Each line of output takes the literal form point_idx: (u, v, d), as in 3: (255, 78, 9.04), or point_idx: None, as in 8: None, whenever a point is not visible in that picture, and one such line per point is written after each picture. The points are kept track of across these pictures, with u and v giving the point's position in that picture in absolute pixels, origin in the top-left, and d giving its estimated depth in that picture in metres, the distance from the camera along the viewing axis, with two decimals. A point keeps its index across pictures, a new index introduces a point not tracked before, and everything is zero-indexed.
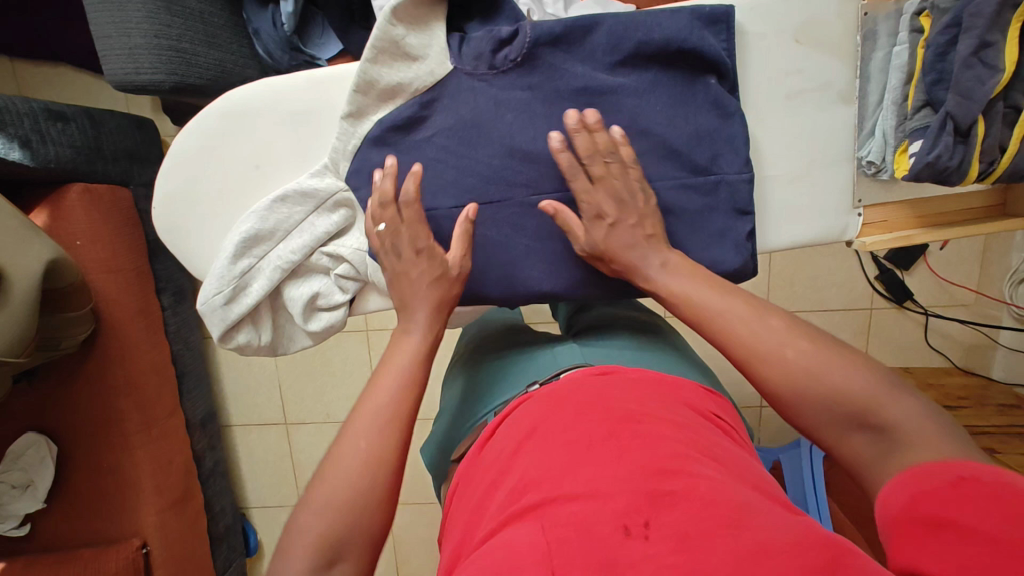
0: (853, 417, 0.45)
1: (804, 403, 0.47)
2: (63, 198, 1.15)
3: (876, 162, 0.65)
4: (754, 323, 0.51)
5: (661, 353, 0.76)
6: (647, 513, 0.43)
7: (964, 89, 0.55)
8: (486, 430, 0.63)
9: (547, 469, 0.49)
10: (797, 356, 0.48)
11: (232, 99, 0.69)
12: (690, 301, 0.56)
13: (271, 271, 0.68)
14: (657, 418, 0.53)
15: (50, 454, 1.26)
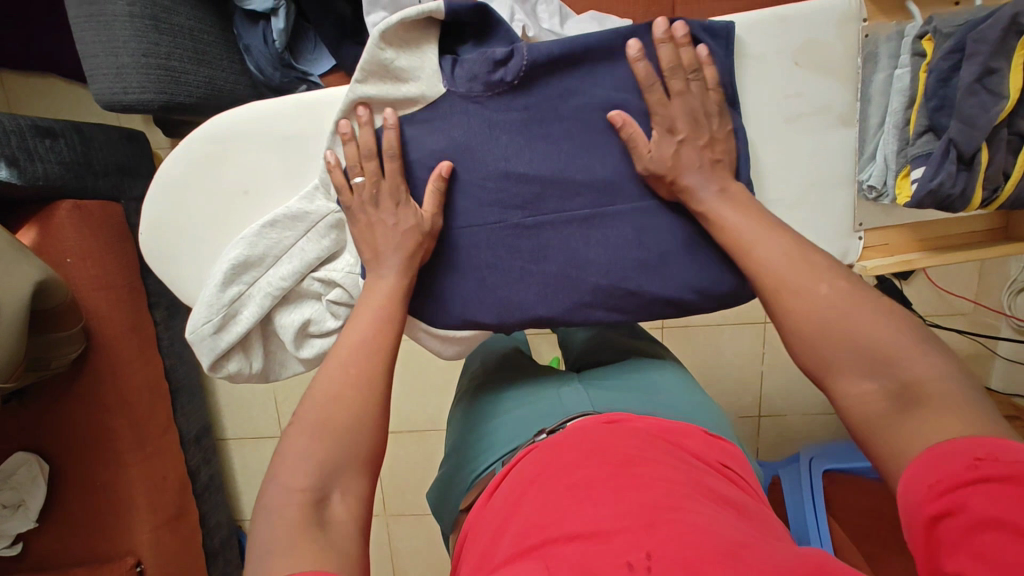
0: (873, 359, 0.45)
1: (821, 340, 0.48)
2: (52, 215, 1.13)
3: (877, 187, 0.63)
4: (784, 256, 0.52)
5: (667, 393, 0.75)
6: (647, 546, 0.42)
7: (967, 116, 0.54)
8: (491, 484, 0.62)
9: (548, 512, 0.49)
10: (830, 292, 0.48)
11: (219, 125, 0.68)
12: (724, 227, 0.56)
13: (261, 298, 0.65)
14: (658, 463, 0.53)
15: (42, 473, 1.24)
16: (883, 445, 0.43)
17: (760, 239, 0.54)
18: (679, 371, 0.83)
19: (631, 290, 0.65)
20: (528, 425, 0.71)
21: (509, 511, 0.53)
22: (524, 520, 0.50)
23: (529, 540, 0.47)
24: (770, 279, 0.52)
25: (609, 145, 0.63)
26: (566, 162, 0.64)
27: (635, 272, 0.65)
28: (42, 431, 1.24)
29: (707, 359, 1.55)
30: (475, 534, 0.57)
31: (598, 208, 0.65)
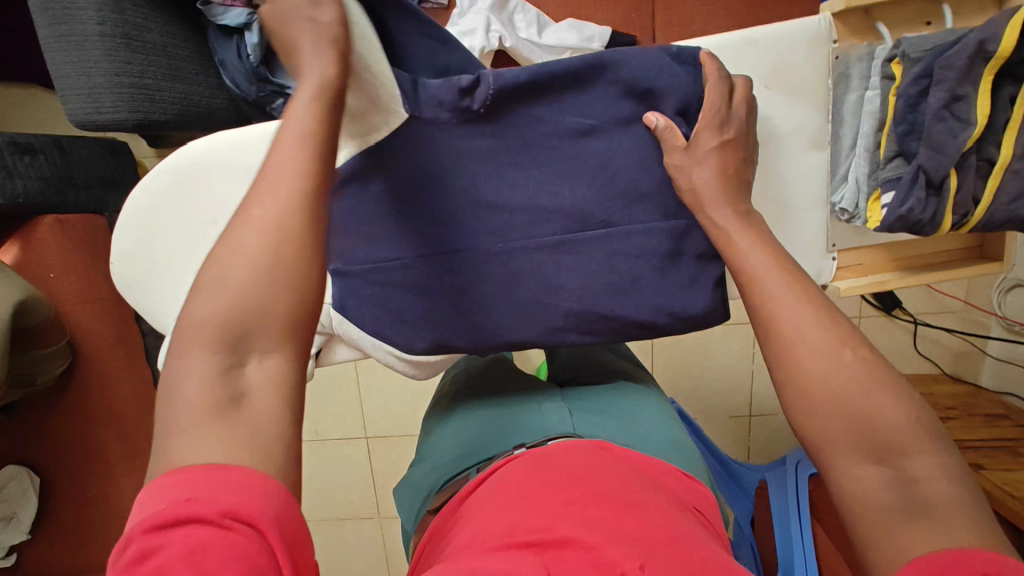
0: (883, 445, 0.42)
1: (826, 408, 0.44)
2: (34, 230, 1.14)
3: (848, 210, 0.63)
4: (803, 313, 0.47)
5: (647, 420, 0.76)
6: (642, 559, 0.44)
7: (936, 143, 0.53)
8: (468, 486, 0.62)
9: (539, 518, 0.49)
10: (853, 361, 0.45)
11: (188, 155, 0.67)
12: (737, 262, 0.53)
13: None
14: (645, 492, 0.53)
15: (33, 485, 1.24)
16: (875, 536, 0.40)
17: (775, 289, 0.49)
18: (662, 403, 0.83)
19: (601, 314, 0.64)
20: (505, 438, 0.71)
21: (492, 513, 0.53)
22: (504, 526, 0.50)
23: (520, 537, 0.48)
24: (783, 335, 0.47)
25: (581, 168, 0.64)
26: (535, 186, 0.64)
27: (606, 296, 0.64)
28: (32, 444, 1.25)
29: (697, 360, 1.55)
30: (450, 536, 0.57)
31: (568, 233, 0.64)
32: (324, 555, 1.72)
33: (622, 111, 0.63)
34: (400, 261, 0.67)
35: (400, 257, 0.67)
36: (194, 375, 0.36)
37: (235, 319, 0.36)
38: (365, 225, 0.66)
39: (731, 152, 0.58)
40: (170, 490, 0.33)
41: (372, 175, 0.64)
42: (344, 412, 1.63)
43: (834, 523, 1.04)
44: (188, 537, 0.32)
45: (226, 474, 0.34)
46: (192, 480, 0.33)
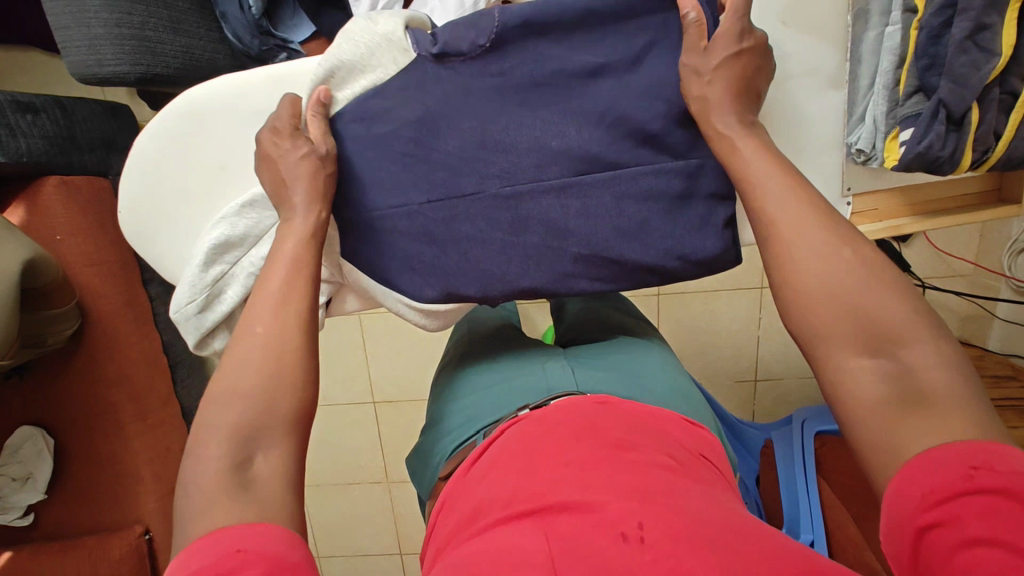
0: (882, 336, 0.45)
1: (822, 303, 0.47)
2: (39, 193, 1.14)
3: (865, 150, 0.62)
4: (802, 218, 0.50)
5: (652, 372, 0.76)
6: (641, 516, 0.44)
7: (958, 76, 0.52)
8: (474, 453, 0.63)
9: (540, 482, 0.50)
10: (852, 258, 0.48)
11: (194, 101, 0.66)
12: (742, 169, 0.54)
13: (245, 277, 0.65)
14: (643, 446, 0.53)
15: (48, 446, 1.26)
16: (868, 422, 0.44)
17: (776, 199, 0.52)
18: (665, 355, 0.82)
19: (610, 259, 0.64)
20: (510, 399, 0.71)
21: (497, 478, 0.54)
22: (507, 489, 0.51)
23: (522, 507, 0.48)
24: (784, 239, 0.50)
25: (589, 107, 0.62)
26: (542, 129, 0.63)
27: (615, 240, 0.64)
28: (45, 405, 1.26)
29: (703, 325, 1.55)
30: (455, 501, 0.58)
31: (576, 175, 0.63)
32: (334, 519, 1.75)
33: (631, 53, 0.61)
34: (409, 207, 0.66)
35: (409, 203, 0.66)
36: (215, 466, 0.47)
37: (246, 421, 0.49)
38: (372, 171, 0.67)
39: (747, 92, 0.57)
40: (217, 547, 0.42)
41: (384, 115, 0.65)
42: (352, 379, 1.64)
43: (839, 479, 1.05)
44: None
45: (260, 531, 0.44)
46: (238, 535, 0.43)
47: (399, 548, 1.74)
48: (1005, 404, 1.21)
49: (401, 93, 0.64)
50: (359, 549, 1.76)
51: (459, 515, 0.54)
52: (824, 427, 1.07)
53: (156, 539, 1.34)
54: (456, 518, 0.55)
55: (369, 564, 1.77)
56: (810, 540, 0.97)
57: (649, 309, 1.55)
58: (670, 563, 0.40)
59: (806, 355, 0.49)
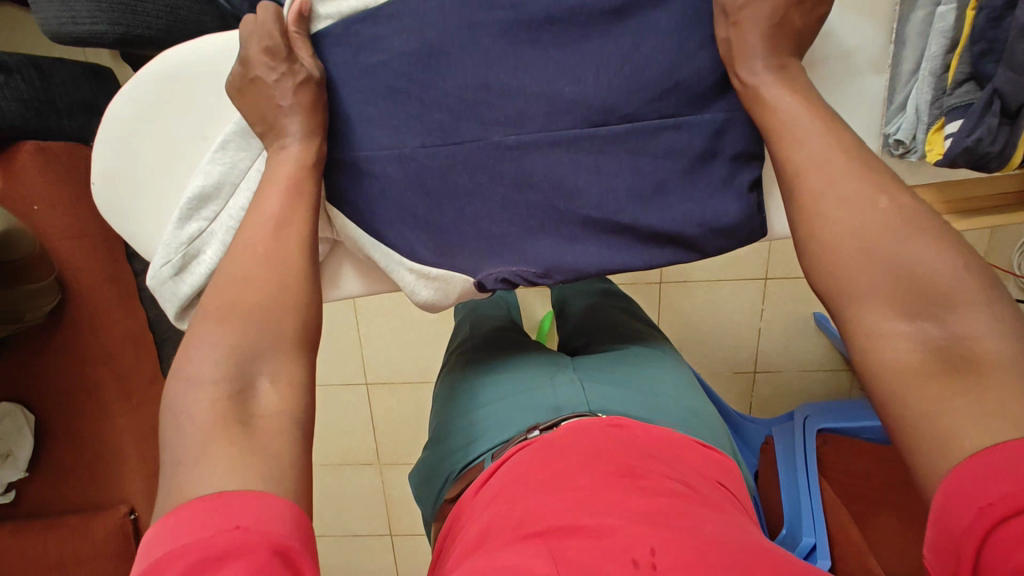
0: (921, 294, 0.42)
1: (852, 263, 0.45)
2: (13, 159, 1.07)
3: (904, 142, 0.58)
4: (835, 173, 0.47)
5: (666, 387, 0.72)
6: (653, 541, 0.41)
7: (1018, 64, 0.49)
8: (482, 475, 0.59)
9: (549, 506, 0.46)
10: (887, 209, 0.45)
11: (168, 60, 0.60)
12: (772, 122, 0.52)
13: (222, 234, 0.60)
14: (659, 472, 0.50)
15: (28, 424, 1.22)
16: (907, 388, 0.41)
17: (807, 148, 0.49)
18: (678, 369, 0.78)
19: (621, 224, 0.61)
20: (514, 414, 0.67)
21: (506, 501, 0.50)
22: (518, 512, 0.48)
23: (529, 530, 0.45)
24: (812, 197, 0.48)
25: (606, 54, 0.57)
26: (554, 72, 0.58)
27: (626, 203, 0.60)
28: (23, 381, 1.22)
29: (705, 315, 1.51)
30: (462, 526, 0.55)
31: (589, 128, 0.59)
32: (323, 502, 1.73)
33: (656, 21, 0.56)
34: (402, 150, 0.61)
35: (402, 146, 0.61)
36: (206, 410, 0.44)
37: (239, 368, 0.46)
38: (360, 107, 0.61)
39: (782, 67, 0.53)
40: (209, 521, 0.38)
41: (379, 45, 0.59)
42: (343, 361, 1.60)
43: (841, 478, 1.03)
44: (237, 566, 0.35)
45: (263, 504, 0.39)
46: (238, 508, 0.38)
47: (389, 532, 1.73)
48: None
49: (392, 21, 0.58)
50: (347, 532, 1.75)
51: (466, 540, 0.51)
52: (826, 425, 1.06)
53: (142, 519, 1.32)
54: (460, 551, 0.51)
55: (358, 547, 1.75)
56: (811, 543, 0.92)
57: (649, 297, 1.51)
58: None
59: (838, 320, 0.46)
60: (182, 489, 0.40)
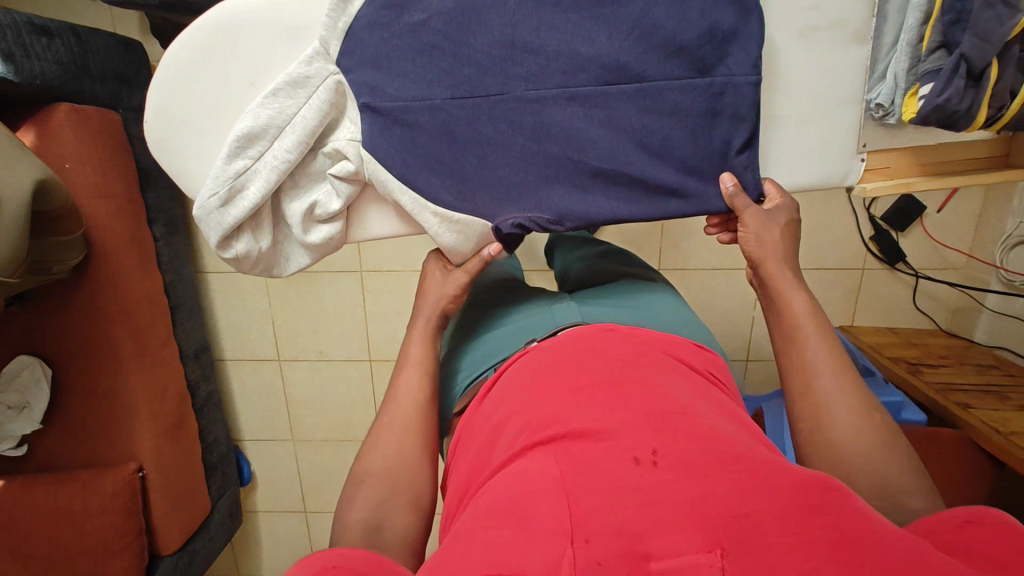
0: (887, 493, 0.54)
1: (846, 468, 0.56)
2: (50, 117, 1.12)
3: (885, 105, 0.66)
4: (840, 384, 0.58)
5: (656, 307, 0.77)
6: (655, 442, 0.42)
7: (982, 30, 0.55)
8: (488, 382, 0.63)
9: (552, 409, 0.48)
10: (874, 422, 0.57)
11: (224, 11, 0.65)
12: (790, 318, 0.62)
13: (267, 172, 0.66)
14: (654, 370, 0.52)
15: (45, 377, 1.27)
16: None
17: (817, 353, 0.60)
18: (670, 296, 0.83)
19: (630, 176, 0.67)
20: (518, 334, 0.72)
21: (512, 405, 0.54)
22: (523, 416, 0.50)
23: (535, 434, 0.47)
24: (820, 393, 0.59)
25: (620, 17, 0.63)
26: (573, 34, 0.64)
27: (635, 154, 0.67)
28: (42, 336, 1.27)
29: (701, 302, 1.57)
30: (470, 427, 0.61)
31: (602, 85, 0.65)
32: (327, 473, 1.80)
33: None
34: (432, 101, 0.67)
35: (433, 98, 0.67)
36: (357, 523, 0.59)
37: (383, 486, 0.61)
38: (396, 62, 0.66)
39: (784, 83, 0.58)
40: None
41: (417, 6, 0.65)
42: (349, 337, 1.66)
43: None
44: None
45: None
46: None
47: None
48: (985, 389, 1.27)
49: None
50: None
51: (478, 441, 0.56)
52: None
53: (149, 477, 1.36)
54: (469, 463, 0.55)
55: None
56: None
57: None
58: (679, 488, 0.38)
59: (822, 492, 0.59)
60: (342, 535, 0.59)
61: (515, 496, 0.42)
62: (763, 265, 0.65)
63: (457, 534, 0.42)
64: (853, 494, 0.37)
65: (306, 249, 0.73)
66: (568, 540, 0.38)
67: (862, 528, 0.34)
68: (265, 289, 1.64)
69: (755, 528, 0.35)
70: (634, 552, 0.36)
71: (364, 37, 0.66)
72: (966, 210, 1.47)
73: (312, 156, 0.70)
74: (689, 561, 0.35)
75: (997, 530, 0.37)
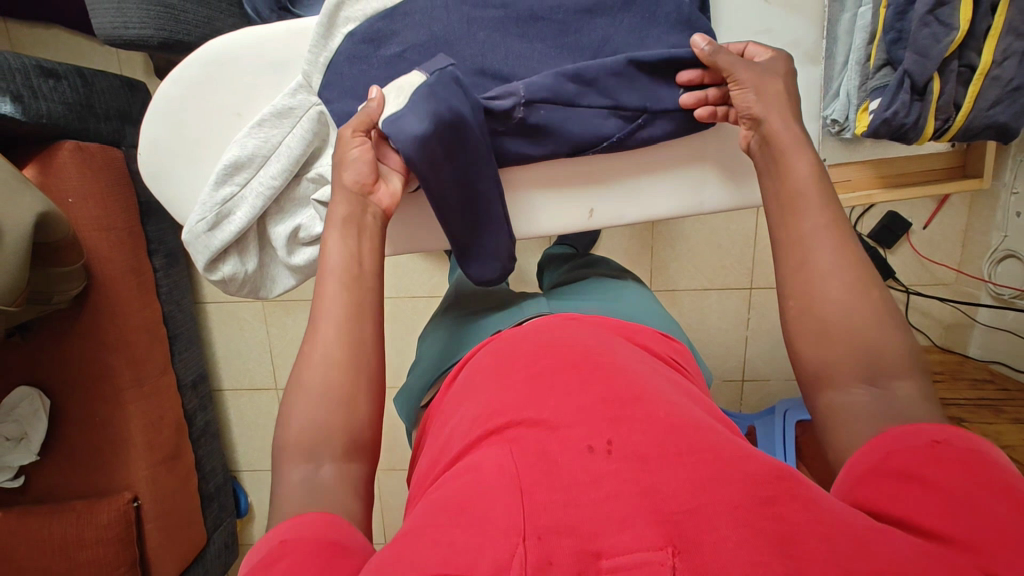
0: (874, 369, 0.50)
1: (834, 336, 0.52)
2: (55, 155, 1.16)
3: (840, 121, 0.79)
4: (836, 255, 0.54)
5: (623, 307, 0.80)
6: (609, 433, 0.43)
7: (922, 47, 0.68)
8: (448, 377, 0.66)
9: (512, 397, 0.49)
10: (873, 298, 0.52)
11: (212, 49, 0.70)
12: (789, 192, 0.58)
13: (253, 198, 0.69)
14: (617, 356, 0.54)
15: (44, 408, 1.29)
16: None
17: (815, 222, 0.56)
18: (641, 293, 0.87)
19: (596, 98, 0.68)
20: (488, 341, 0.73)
21: (474, 392, 0.55)
22: (481, 406, 0.51)
23: (489, 423, 0.48)
24: (814, 265, 0.55)
25: (584, 46, 0.68)
26: (539, 62, 0.68)
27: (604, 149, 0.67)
28: (42, 367, 1.29)
29: (693, 322, 1.58)
30: (438, 414, 0.62)
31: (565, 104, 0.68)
32: None
33: (624, 20, 0.68)
34: None
35: None
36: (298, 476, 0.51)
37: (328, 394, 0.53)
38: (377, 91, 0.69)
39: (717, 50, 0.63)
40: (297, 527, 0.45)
41: (392, 39, 0.68)
42: None
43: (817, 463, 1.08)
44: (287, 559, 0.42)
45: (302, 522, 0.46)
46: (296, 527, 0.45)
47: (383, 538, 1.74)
48: (979, 403, 1.26)
49: (406, 17, 0.68)
50: None
51: (439, 435, 0.55)
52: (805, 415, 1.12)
53: (144, 507, 1.36)
54: (429, 456, 0.55)
55: None
56: None
57: None
58: (628, 481, 0.39)
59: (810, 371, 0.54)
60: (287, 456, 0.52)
61: (472, 489, 0.42)
62: (765, 121, 0.62)
63: (408, 529, 0.41)
64: (812, 487, 0.40)
65: (291, 271, 0.76)
66: (519, 538, 0.38)
67: (815, 517, 0.36)
68: (262, 319, 1.66)
69: (702, 525, 0.36)
70: (585, 552, 0.36)
71: (343, 70, 0.69)
72: (952, 227, 1.49)
73: (296, 182, 0.73)
74: (640, 559, 0.35)
75: (959, 460, 0.41)
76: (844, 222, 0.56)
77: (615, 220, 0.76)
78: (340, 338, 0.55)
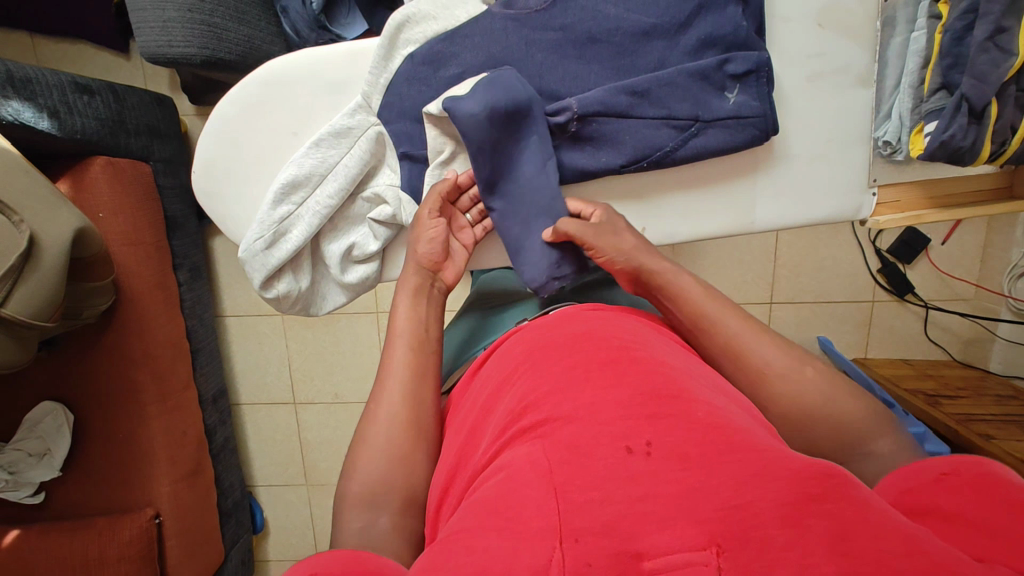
0: (849, 442, 0.52)
1: (801, 428, 0.53)
2: (86, 171, 1.16)
3: (892, 143, 0.74)
4: (766, 347, 0.56)
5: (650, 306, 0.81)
6: (649, 434, 0.41)
7: (980, 72, 0.65)
8: (477, 361, 0.64)
9: (545, 393, 0.47)
10: (812, 376, 0.54)
11: (272, 69, 0.70)
12: (688, 305, 0.60)
13: (310, 217, 0.70)
14: (653, 350, 0.52)
15: (67, 423, 1.27)
16: None
17: (733, 327, 0.58)
18: None
19: (653, 108, 0.68)
20: None
21: (501, 386, 0.54)
22: (513, 400, 0.49)
23: (520, 421, 0.46)
24: (756, 365, 0.55)
25: (640, 69, 0.69)
26: (596, 84, 0.70)
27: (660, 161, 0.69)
28: (66, 382, 1.28)
29: None
30: (459, 407, 0.60)
31: (621, 116, 0.69)
32: None
33: (680, 43, 0.68)
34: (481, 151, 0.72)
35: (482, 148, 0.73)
36: (377, 478, 0.53)
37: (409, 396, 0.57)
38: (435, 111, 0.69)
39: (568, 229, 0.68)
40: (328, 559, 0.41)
41: (451, 61, 0.69)
42: (364, 377, 1.67)
43: None
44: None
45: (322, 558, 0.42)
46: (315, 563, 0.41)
47: None
48: (1006, 419, 1.26)
49: (467, 39, 0.68)
50: None
51: (466, 430, 0.54)
52: None
53: (164, 524, 1.34)
54: (451, 455, 0.53)
55: None
56: None
57: None
58: (672, 479, 0.37)
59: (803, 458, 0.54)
60: (359, 470, 0.55)
61: (504, 490, 0.40)
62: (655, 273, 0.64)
63: (445, 534, 0.40)
64: (858, 482, 0.36)
65: (342, 288, 0.76)
66: (557, 540, 0.36)
67: (863, 516, 0.33)
68: (282, 332, 1.66)
69: (749, 522, 0.34)
70: (624, 552, 0.34)
71: (403, 90, 0.70)
72: (971, 242, 1.50)
73: (351, 201, 0.73)
74: (682, 559, 0.34)
75: (975, 482, 0.39)
76: (755, 318, 0.59)
77: (667, 238, 0.76)
78: (409, 354, 0.60)
